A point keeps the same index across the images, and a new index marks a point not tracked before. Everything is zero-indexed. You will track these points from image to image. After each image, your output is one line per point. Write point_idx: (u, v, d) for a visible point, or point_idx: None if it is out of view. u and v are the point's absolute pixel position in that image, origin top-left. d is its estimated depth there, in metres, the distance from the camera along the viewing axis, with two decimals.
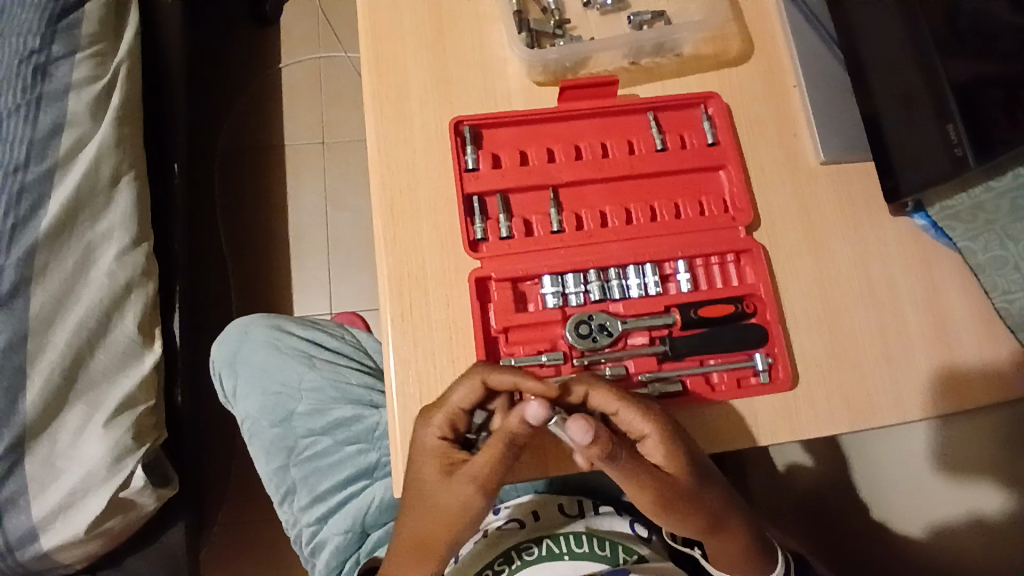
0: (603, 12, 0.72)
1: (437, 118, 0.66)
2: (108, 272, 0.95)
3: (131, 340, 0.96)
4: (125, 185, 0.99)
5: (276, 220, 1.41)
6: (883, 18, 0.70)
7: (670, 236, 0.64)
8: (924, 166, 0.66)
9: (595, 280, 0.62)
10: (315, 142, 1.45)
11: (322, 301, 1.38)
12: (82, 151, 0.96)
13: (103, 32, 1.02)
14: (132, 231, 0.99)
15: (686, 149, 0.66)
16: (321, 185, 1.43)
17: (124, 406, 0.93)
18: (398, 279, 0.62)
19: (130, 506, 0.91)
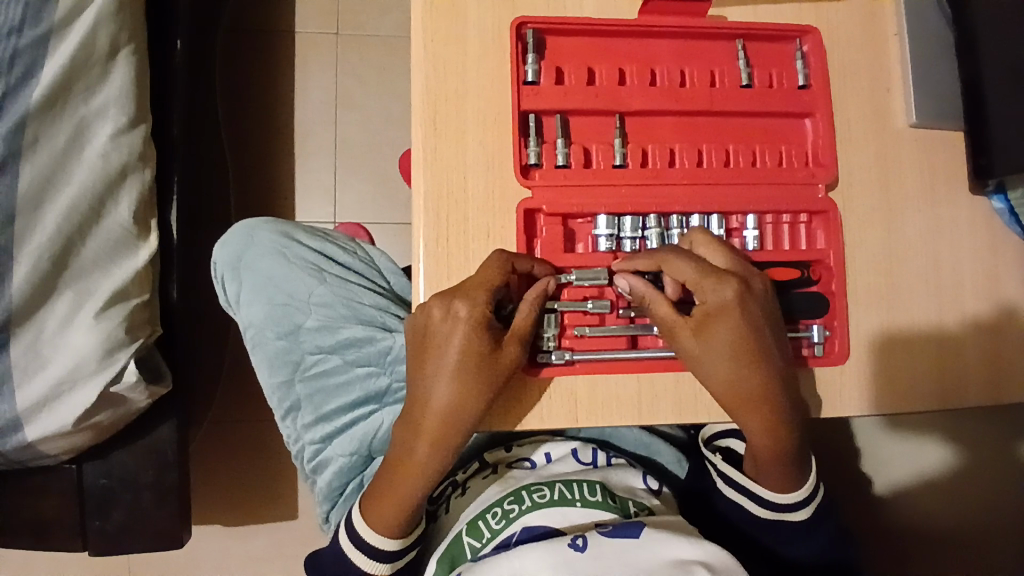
0: None
1: (495, 16, 0.57)
2: (103, 153, 0.86)
3: (124, 231, 0.89)
4: (123, 59, 0.88)
5: (279, 115, 1.30)
6: None
7: (743, 185, 0.58)
8: (1017, 146, 0.60)
9: (654, 227, 0.57)
10: (327, 32, 1.31)
11: (325, 207, 1.30)
12: (80, 18, 0.84)
13: None
14: (130, 110, 0.88)
15: (774, 89, 0.59)
16: (331, 81, 1.31)
17: (116, 298, 0.87)
18: (436, 199, 0.55)
19: (120, 401, 0.88)
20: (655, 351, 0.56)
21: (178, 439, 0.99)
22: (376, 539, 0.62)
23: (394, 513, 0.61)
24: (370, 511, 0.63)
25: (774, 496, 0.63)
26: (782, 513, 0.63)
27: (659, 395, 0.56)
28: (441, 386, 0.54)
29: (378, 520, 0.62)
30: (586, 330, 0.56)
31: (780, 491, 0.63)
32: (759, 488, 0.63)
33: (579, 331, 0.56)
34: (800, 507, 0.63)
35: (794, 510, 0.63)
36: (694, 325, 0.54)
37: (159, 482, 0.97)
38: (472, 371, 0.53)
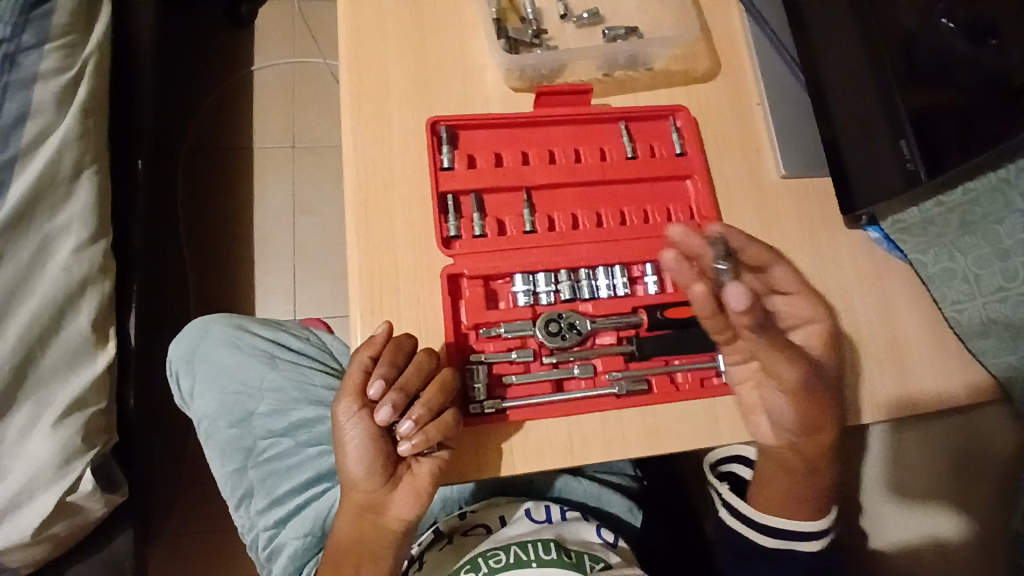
0: (578, 26, 0.74)
1: (414, 117, 0.67)
2: (64, 267, 0.91)
3: (83, 338, 0.92)
4: (86, 178, 0.95)
5: (241, 223, 1.39)
6: (840, 38, 0.72)
7: (638, 240, 0.66)
8: (873, 187, 0.67)
9: (566, 280, 0.63)
10: (284, 146, 1.43)
11: (285, 306, 1.35)
12: (44, 142, 0.92)
13: (75, 24, 0.98)
14: (91, 226, 0.95)
15: (655, 159, 0.69)
16: (289, 189, 1.41)
17: (73, 406, 0.88)
18: (369, 273, 0.62)
19: (75, 511, 0.87)
20: (579, 391, 0.60)
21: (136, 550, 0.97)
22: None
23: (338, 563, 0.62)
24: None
25: (797, 524, 0.64)
26: (791, 542, 0.65)
27: (588, 436, 0.60)
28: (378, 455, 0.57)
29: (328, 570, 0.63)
30: (512, 377, 0.60)
31: (800, 516, 0.64)
32: (774, 519, 0.64)
33: (507, 380, 0.60)
34: (817, 538, 0.64)
35: (809, 542, 0.64)
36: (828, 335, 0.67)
37: None
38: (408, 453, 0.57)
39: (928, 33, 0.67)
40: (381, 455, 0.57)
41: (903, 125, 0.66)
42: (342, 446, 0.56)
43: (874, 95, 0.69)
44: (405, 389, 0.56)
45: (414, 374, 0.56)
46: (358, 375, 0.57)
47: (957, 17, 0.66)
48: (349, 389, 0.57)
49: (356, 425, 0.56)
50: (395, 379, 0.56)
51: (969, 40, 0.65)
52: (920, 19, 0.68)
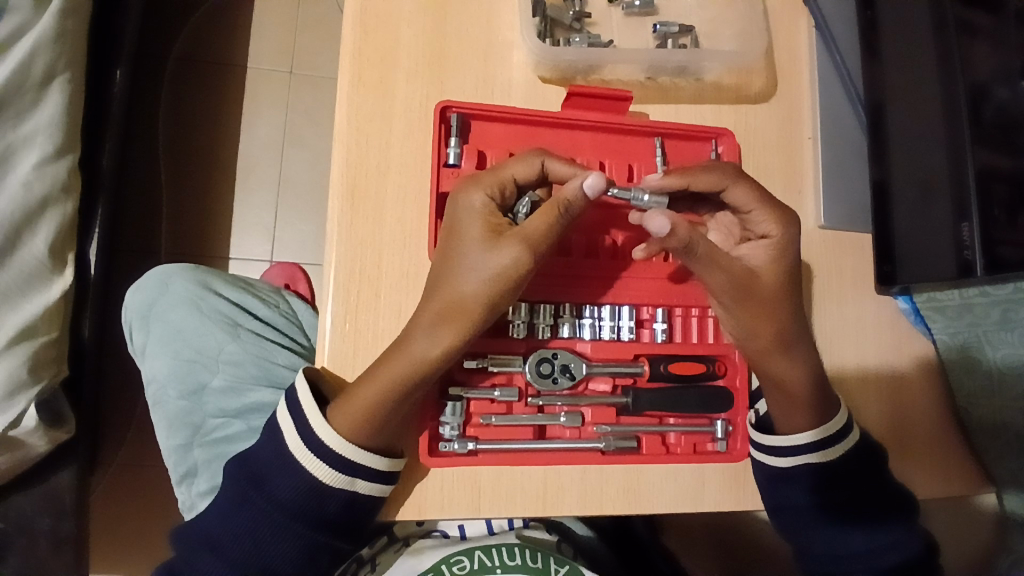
0: (627, 13, 0.64)
1: (422, 97, 0.58)
2: (24, 182, 0.79)
3: (39, 263, 0.81)
4: (57, 88, 0.83)
5: (224, 149, 1.27)
6: (913, 65, 0.63)
7: (653, 279, 0.58)
8: (917, 265, 0.61)
9: (566, 315, 0.57)
10: (281, 70, 1.29)
11: (262, 246, 1.25)
12: (16, 45, 0.79)
13: None
14: (59, 139, 0.83)
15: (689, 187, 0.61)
16: (281, 119, 1.28)
17: (23, 334, 0.78)
18: (348, 274, 0.55)
19: (16, 446, 0.80)
20: (563, 441, 0.55)
21: (79, 488, 0.90)
22: (348, 452, 0.51)
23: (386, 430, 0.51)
24: (348, 409, 0.51)
25: (808, 441, 0.57)
26: (805, 457, 0.58)
27: (563, 487, 0.54)
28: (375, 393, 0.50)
29: (373, 434, 0.51)
30: (492, 418, 0.54)
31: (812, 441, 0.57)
32: (801, 437, 0.57)
33: (485, 420, 0.54)
34: (822, 452, 0.58)
35: (816, 453, 0.58)
36: (738, 293, 0.54)
37: (56, 532, 0.89)
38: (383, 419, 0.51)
39: (1008, 90, 0.59)
40: (553, 209, 0.50)
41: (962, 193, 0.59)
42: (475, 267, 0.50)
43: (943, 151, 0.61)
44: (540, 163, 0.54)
45: (547, 162, 0.54)
46: (477, 208, 0.52)
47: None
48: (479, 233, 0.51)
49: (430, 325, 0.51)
50: (530, 175, 0.54)
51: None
52: (997, 72, 0.60)
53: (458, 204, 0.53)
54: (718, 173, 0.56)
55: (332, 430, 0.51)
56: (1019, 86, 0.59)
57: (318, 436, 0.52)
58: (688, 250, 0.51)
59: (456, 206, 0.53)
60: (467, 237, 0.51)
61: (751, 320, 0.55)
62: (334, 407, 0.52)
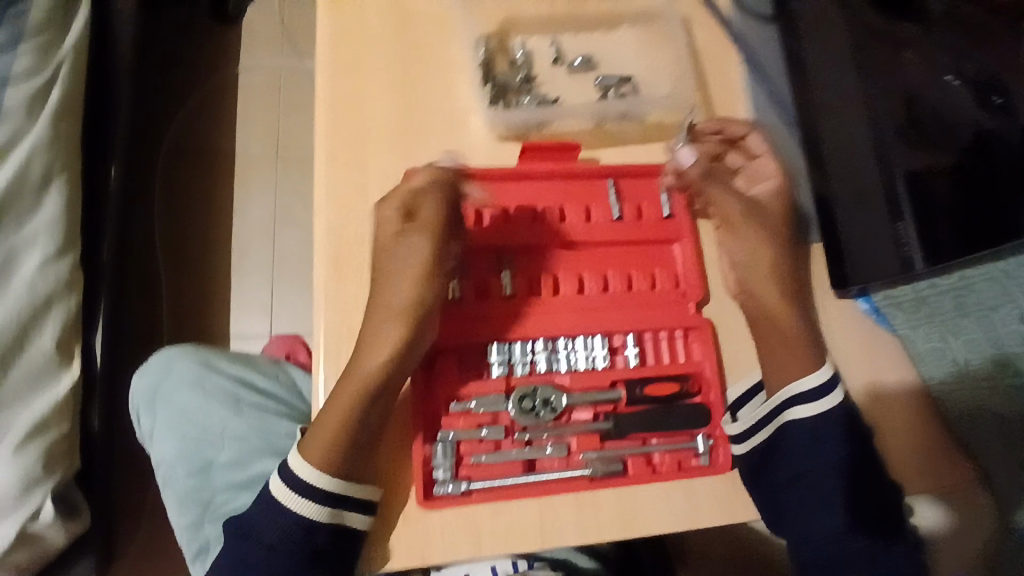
0: (571, 71, 0.70)
1: (391, 169, 0.64)
2: (29, 282, 0.84)
3: (46, 359, 0.84)
4: (55, 191, 0.89)
5: (218, 232, 1.33)
6: (841, 90, 0.70)
7: (621, 310, 0.62)
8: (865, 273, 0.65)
9: (542, 350, 0.61)
10: (267, 154, 1.37)
11: (261, 319, 1.30)
12: (12, 152, 0.87)
13: (51, 21, 0.94)
14: (60, 239, 0.88)
15: (644, 221, 0.66)
16: (270, 198, 1.35)
17: (36, 430, 0.81)
18: (337, 338, 0.59)
19: (37, 539, 0.82)
20: (551, 473, 0.57)
21: None
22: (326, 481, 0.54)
23: (353, 446, 0.54)
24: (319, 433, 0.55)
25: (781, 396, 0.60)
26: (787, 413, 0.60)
27: (558, 517, 0.56)
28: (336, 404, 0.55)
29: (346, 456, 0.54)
30: (481, 457, 0.57)
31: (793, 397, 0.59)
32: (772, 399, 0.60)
33: (475, 460, 0.57)
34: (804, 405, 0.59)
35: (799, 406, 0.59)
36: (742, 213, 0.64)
37: None
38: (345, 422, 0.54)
39: (937, 94, 0.65)
40: (412, 197, 0.58)
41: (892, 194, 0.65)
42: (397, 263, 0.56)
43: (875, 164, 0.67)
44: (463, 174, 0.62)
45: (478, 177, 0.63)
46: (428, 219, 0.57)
47: (964, 73, 0.64)
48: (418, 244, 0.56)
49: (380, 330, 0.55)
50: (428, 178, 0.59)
51: (976, 100, 0.63)
52: (930, 77, 0.66)
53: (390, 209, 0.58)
54: (738, 125, 0.68)
55: (307, 463, 0.54)
56: (946, 88, 0.65)
57: (297, 475, 0.54)
58: (710, 175, 0.65)
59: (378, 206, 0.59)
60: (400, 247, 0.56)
61: (749, 248, 0.63)
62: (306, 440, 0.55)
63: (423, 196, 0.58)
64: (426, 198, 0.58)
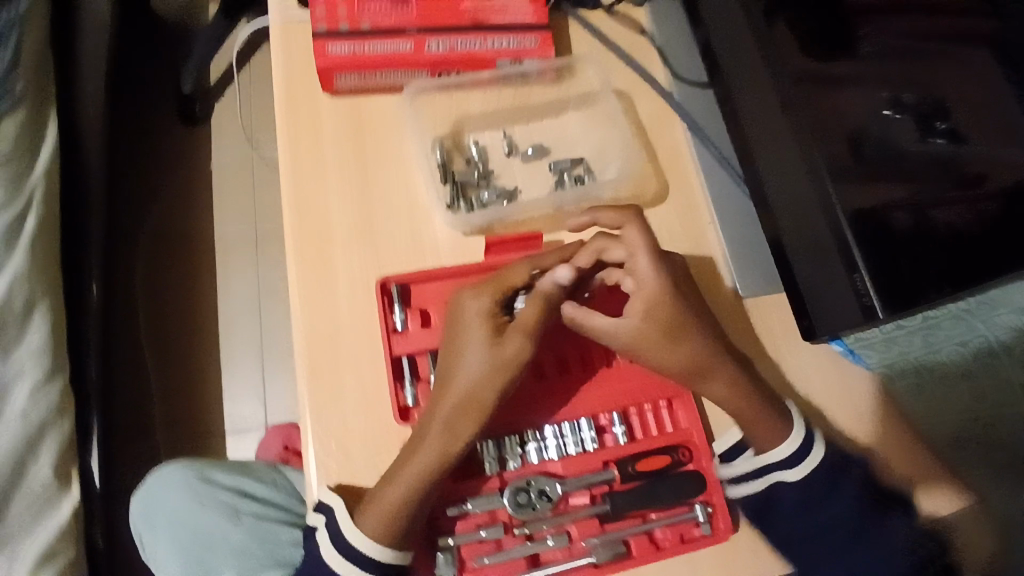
0: (526, 160, 0.73)
1: (365, 275, 0.65)
2: (21, 414, 0.84)
3: (46, 488, 0.85)
4: (37, 319, 0.89)
5: (205, 327, 1.33)
6: (774, 138, 0.71)
7: (603, 388, 0.63)
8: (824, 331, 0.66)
9: (532, 441, 0.61)
10: (247, 244, 1.39)
11: (255, 410, 1.29)
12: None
13: (17, 152, 0.93)
14: (46, 365, 0.88)
15: (613, 296, 0.67)
16: (254, 288, 1.36)
17: (45, 559, 0.82)
18: (325, 450, 0.59)
19: None
20: (557, 566, 0.58)
21: None
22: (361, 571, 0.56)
23: (404, 530, 0.56)
24: (377, 508, 0.55)
25: (768, 456, 0.63)
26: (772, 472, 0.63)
27: None
28: (400, 481, 0.56)
29: (401, 534, 0.56)
30: (484, 559, 0.57)
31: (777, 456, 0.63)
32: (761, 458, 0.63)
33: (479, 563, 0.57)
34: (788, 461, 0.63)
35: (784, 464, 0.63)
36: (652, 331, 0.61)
37: None
38: (404, 506, 0.55)
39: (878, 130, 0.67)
40: (540, 299, 0.60)
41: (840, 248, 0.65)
42: (467, 357, 0.58)
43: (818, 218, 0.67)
44: (534, 272, 0.62)
45: (540, 272, 0.62)
46: (474, 312, 0.60)
47: (904, 104, 0.66)
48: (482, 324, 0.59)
49: (435, 422, 0.57)
50: (523, 281, 0.61)
51: (918, 132, 0.65)
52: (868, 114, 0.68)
53: (462, 304, 0.61)
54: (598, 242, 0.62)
55: (363, 537, 0.56)
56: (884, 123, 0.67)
57: (351, 542, 0.56)
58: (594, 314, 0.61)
59: (461, 296, 0.61)
60: (473, 339, 0.59)
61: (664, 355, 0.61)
62: (363, 512, 0.56)
63: (473, 295, 0.61)
64: (533, 305, 0.59)
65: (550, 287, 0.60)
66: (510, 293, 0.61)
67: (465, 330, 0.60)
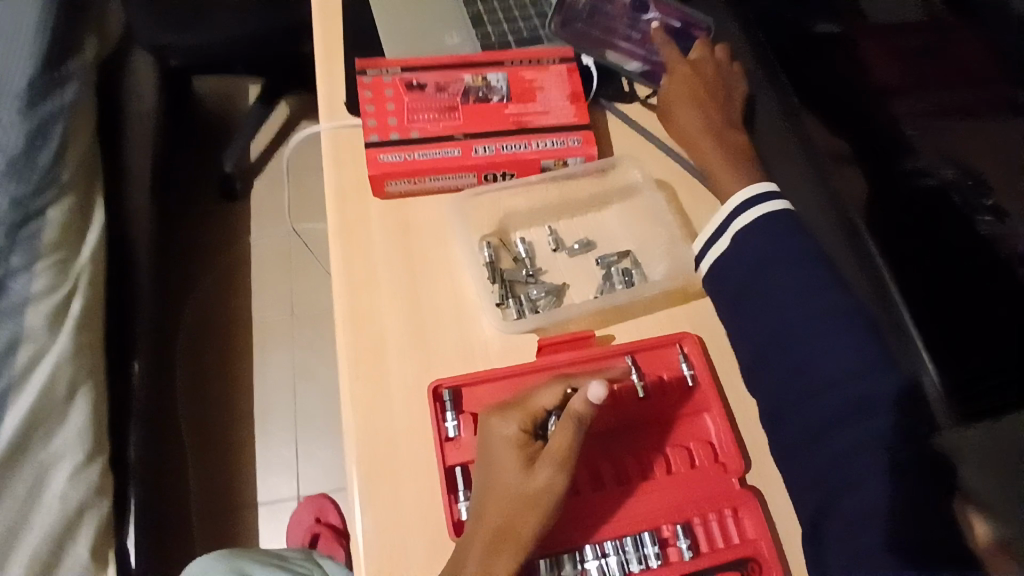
0: (572, 254, 0.74)
1: (416, 379, 0.65)
2: (61, 495, 0.84)
3: (83, 568, 0.83)
4: (81, 399, 0.90)
5: (243, 400, 1.34)
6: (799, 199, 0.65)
7: (664, 496, 0.61)
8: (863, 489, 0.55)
9: (593, 558, 0.58)
10: (284, 316, 1.41)
11: (289, 484, 1.28)
12: (36, 369, 0.88)
13: (66, 238, 0.96)
14: (89, 445, 0.89)
15: (669, 396, 0.66)
16: (290, 362, 1.38)
17: None
18: (378, 566, 0.57)
19: None
20: None
21: None
22: None
23: None
24: None
25: None
26: None
27: None
28: None
29: None
30: None
31: None
32: None
33: None
34: None
35: None
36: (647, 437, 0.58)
37: None
38: None
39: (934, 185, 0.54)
40: (569, 421, 0.54)
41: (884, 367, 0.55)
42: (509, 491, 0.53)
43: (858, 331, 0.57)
44: (568, 392, 0.57)
45: (574, 392, 0.58)
46: (508, 439, 0.55)
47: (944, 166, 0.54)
48: (513, 454, 0.54)
49: (472, 551, 0.53)
50: (555, 404, 0.57)
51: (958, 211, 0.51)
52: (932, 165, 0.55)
53: (489, 431, 0.56)
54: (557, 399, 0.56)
55: None
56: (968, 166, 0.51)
57: None
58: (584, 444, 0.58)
59: (491, 417, 0.56)
60: (505, 470, 0.54)
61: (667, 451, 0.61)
62: None
63: (506, 419, 0.56)
64: (564, 430, 0.54)
65: (579, 407, 0.54)
66: (540, 416, 0.57)
67: (496, 459, 0.55)
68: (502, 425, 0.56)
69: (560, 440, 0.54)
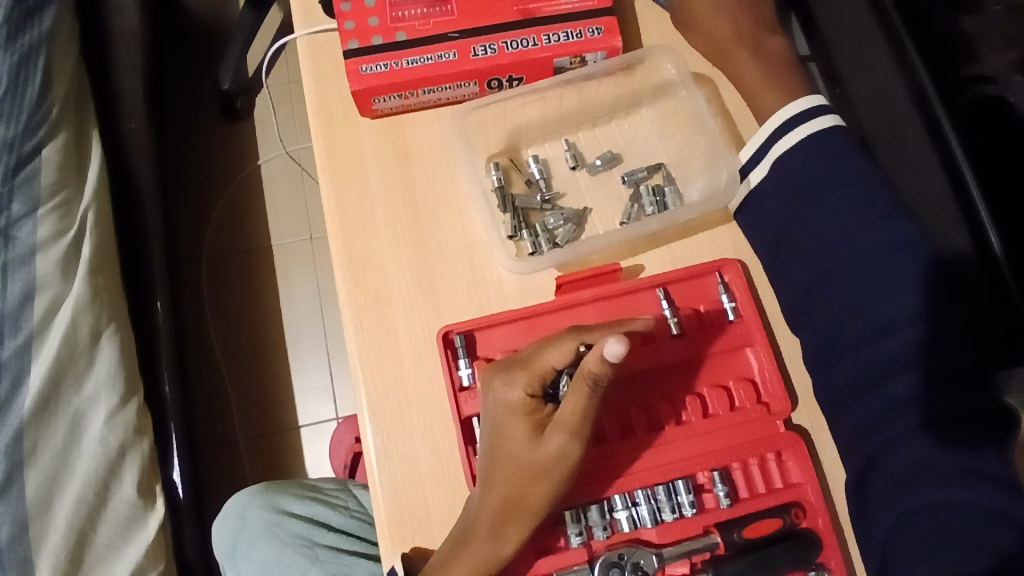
0: (594, 172, 0.65)
1: (424, 322, 0.59)
2: (100, 439, 0.81)
3: (132, 506, 0.81)
4: (107, 344, 0.84)
5: (270, 322, 1.26)
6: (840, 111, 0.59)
7: (696, 440, 0.57)
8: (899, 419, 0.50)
9: (623, 509, 0.55)
10: (303, 237, 1.30)
11: (327, 405, 1.23)
12: (56, 316, 0.81)
13: (65, 177, 0.87)
14: (121, 387, 0.84)
15: (705, 332, 0.59)
16: (314, 284, 1.28)
17: None
18: (397, 519, 0.55)
19: None
20: None
21: None
22: None
23: None
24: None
25: None
26: None
27: None
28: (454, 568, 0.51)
29: None
30: None
31: None
32: None
33: None
34: None
35: None
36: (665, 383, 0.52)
37: None
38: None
39: None
40: (584, 384, 0.47)
41: (940, 306, 0.51)
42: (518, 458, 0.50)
43: (911, 268, 0.52)
44: (580, 349, 0.51)
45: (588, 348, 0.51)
46: (515, 404, 0.51)
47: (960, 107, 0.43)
48: (522, 419, 0.51)
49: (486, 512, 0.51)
50: (567, 361, 0.51)
51: None
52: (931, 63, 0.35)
53: (493, 395, 0.52)
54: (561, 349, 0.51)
55: None
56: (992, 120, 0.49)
57: None
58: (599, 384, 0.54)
59: (496, 381, 0.52)
60: (514, 436, 0.51)
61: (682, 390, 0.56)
62: None
63: (513, 383, 0.51)
64: (575, 397, 0.48)
65: (591, 367, 0.46)
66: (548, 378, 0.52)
67: (503, 423, 0.51)
68: (508, 390, 0.51)
69: (572, 406, 0.48)
